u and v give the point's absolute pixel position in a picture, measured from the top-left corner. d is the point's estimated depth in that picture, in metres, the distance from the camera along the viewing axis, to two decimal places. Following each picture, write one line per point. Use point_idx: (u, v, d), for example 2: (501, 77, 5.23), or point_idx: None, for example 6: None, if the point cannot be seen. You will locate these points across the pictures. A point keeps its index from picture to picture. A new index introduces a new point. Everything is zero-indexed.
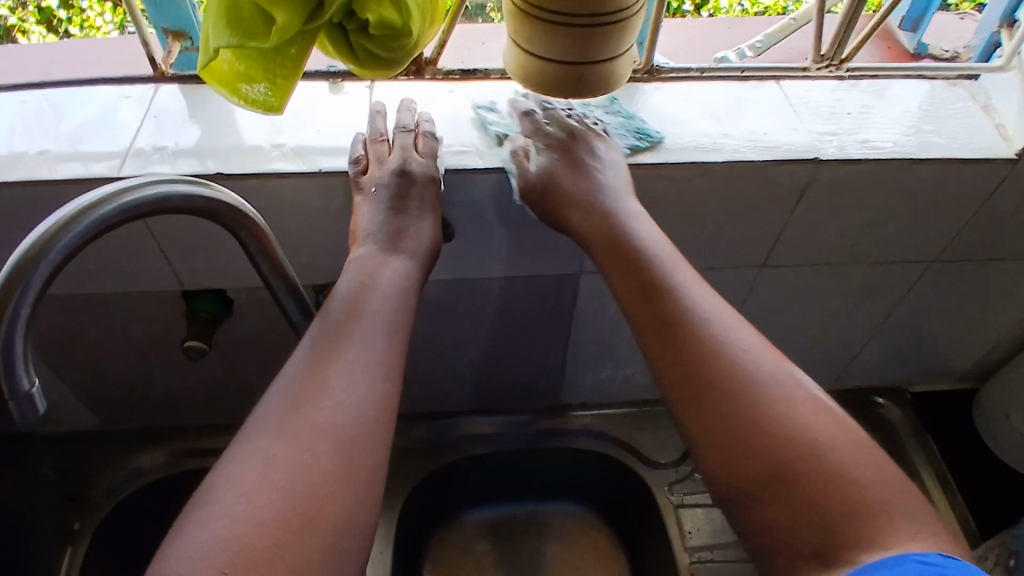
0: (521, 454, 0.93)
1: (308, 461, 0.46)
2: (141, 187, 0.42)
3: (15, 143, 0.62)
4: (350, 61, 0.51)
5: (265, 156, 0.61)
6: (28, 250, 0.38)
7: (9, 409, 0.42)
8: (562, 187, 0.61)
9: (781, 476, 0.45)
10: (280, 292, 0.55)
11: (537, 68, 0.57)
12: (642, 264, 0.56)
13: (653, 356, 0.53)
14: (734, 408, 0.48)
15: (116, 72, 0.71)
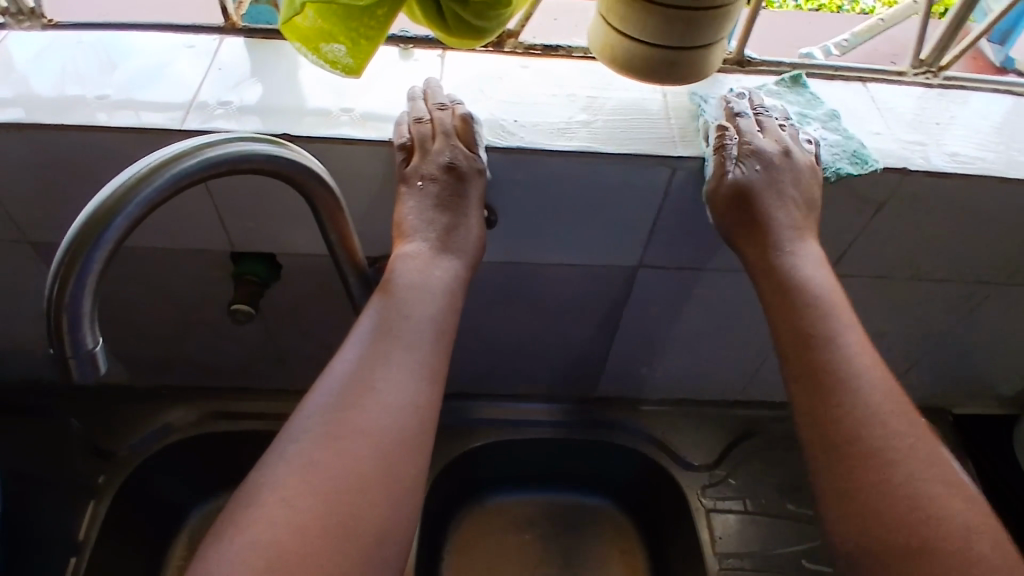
0: (551, 444, 0.91)
1: (346, 466, 0.44)
2: (226, 144, 0.40)
3: (73, 86, 0.59)
4: (439, 29, 0.48)
5: (332, 120, 0.59)
6: (107, 200, 0.36)
7: (68, 369, 0.40)
8: (756, 199, 0.58)
9: (902, 527, 0.46)
10: (346, 269, 0.53)
11: (626, 50, 0.54)
12: (803, 313, 0.55)
13: (793, 389, 0.55)
14: (858, 452, 0.50)
15: (178, 18, 0.68)
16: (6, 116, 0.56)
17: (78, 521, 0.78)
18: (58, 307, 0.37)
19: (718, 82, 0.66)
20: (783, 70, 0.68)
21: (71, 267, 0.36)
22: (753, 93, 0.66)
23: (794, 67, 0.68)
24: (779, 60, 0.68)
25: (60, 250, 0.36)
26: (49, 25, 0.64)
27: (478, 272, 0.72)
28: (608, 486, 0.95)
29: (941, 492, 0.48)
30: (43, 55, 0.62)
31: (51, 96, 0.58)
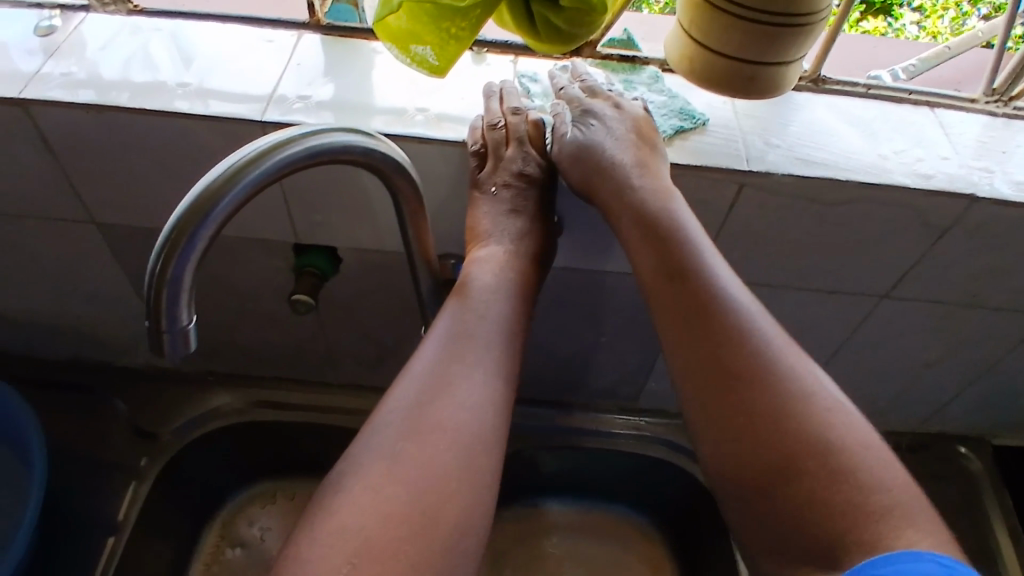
0: (589, 453, 0.91)
1: (429, 457, 0.45)
2: (326, 133, 0.41)
3: (156, 72, 0.60)
4: (528, 34, 0.49)
5: (408, 120, 0.60)
6: (217, 179, 0.37)
7: (159, 346, 0.40)
8: (602, 153, 0.58)
9: (800, 451, 0.47)
10: (419, 265, 0.53)
11: (706, 61, 0.54)
12: (671, 247, 0.54)
13: (646, 281, 0.55)
14: (746, 398, 0.50)
15: (258, 10, 0.69)
16: (92, 99, 0.58)
17: (121, 502, 0.79)
18: (160, 280, 0.37)
19: (790, 100, 0.66)
20: (858, 91, 0.68)
21: (176, 241, 0.37)
22: (822, 110, 0.66)
23: (868, 88, 0.68)
24: (853, 82, 0.68)
25: (167, 226, 0.37)
26: (138, 11, 0.65)
27: None
28: (645, 500, 0.94)
29: (853, 439, 0.48)
30: (126, 40, 0.63)
31: (134, 81, 0.59)
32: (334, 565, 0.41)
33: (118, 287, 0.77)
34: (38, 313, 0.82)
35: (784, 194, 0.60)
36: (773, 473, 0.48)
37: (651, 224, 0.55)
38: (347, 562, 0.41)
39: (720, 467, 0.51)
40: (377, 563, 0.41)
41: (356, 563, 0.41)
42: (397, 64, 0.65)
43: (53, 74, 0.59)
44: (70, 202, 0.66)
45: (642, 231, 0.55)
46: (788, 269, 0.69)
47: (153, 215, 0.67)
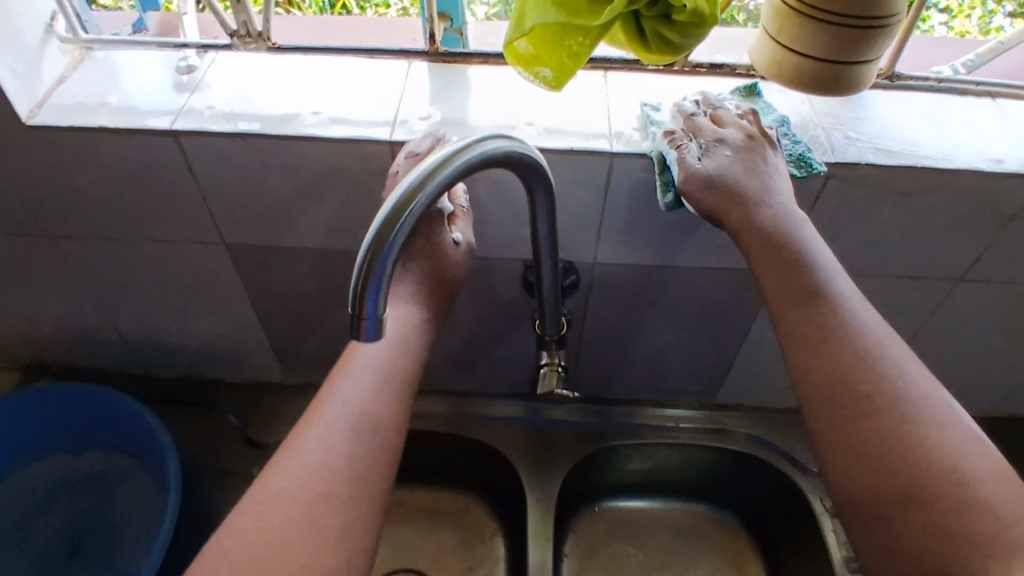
0: (679, 449, 0.94)
1: (286, 530, 0.43)
2: (492, 141, 0.46)
3: (290, 103, 0.67)
4: (641, 47, 0.54)
5: (520, 134, 0.66)
6: (425, 174, 0.42)
7: (356, 330, 0.44)
8: (731, 183, 0.58)
9: (910, 474, 0.48)
10: (545, 255, 0.58)
11: (795, 65, 0.60)
12: (801, 268, 0.56)
13: (771, 299, 0.57)
14: (879, 421, 0.50)
15: (370, 42, 0.75)
16: (242, 129, 0.65)
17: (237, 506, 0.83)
18: (369, 264, 0.42)
19: (865, 99, 0.72)
20: (932, 85, 0.73)
21: (387, 227, 0.41)
22: (894, 105, 0.71)
23: (940, 83, 0.73)
24: (927, 75, 0.73)
25: (374, 222, 0.42)
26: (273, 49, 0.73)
27: (624, 273, 0.77)
28: (728, 496, 0.97)
29: (977, 470, 0.47)
30: (260, 75, 0.70)
31: (272, 111, 0.66)
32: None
33: (238, 304, 0.83)
34: (158, 332, 0.88)
35: (865, 183, 0.66)
36: (893, 499, 0.48)
37: (785, 253, 0.57)
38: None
39: (848, 495, 0.50)
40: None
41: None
42: (501, 85, 0.71)
43: (200, 108, 0.66)
44: (206, 224, 0.73)
45: (773, 261, 0.56)
46: (867, 255, 0.73)
47: (281, 232, 0.74)
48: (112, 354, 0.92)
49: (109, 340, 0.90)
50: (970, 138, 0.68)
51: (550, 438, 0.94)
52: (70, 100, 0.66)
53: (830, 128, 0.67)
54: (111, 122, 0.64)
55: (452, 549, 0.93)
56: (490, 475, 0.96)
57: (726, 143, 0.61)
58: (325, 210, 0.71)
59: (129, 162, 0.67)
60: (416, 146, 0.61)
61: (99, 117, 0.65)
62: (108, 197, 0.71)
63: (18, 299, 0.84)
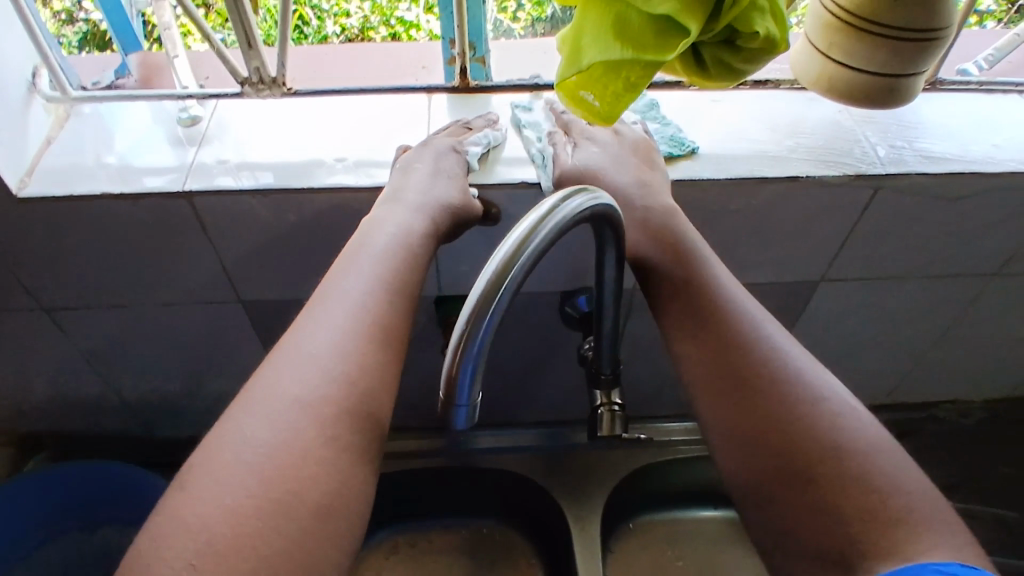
0: (719, 461, 0.92)
1: (292, 436, 0.38)
2: (575, 198, 0.42)
3: (310, 150, 0.62)
4: (700, 75, 0.51)
5: (561, 165, 0.62)
6: (514, 248, 0.39)
7: (448, 416, 0.42)
8: (596, 180, 0.60)
9: (794, 450, 0.42)
10: (609, 285, 0.53)
11: (847, 79, 0.58)
12: (678, 255, 0.54)
13: (653, 285, 0.54)
14: (753, 395, 0.45)
15: (388, 77, 0.71)
16: (259, 183, 0.59)
17: None
18: (459, 351, 0.39)
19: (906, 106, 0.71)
20: (974, 88, 0.73)
21: (479, 312, 0.39)
22: (933, 110, 0.72)
23: (982, 85, 0.73)
24: (967, 78, 0.73)
25: (466, 304, 0.39)
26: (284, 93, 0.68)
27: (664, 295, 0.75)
28: None
29: (868, 439, 0.42)
30: (273, 124, 0.65)
31: (291, 160, 0.61)
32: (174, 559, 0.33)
33: (255, 361, 0.78)
34: (167, 397, 0.83)
35: (914, 193, 0.64)
36: (771, 477, 0.42)
37: (676, 245, 0.55)
38: (188, 559, 0.33)
39: (731, 472, 0.44)
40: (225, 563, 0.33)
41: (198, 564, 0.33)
42: (530, 114, 0.68)
43: (211, 163, 0.61)
44: (222, 285, 0.68)
45: (653, 251, 0.55)
46: (908, 258, 0.72)
47: (303, 286, 0.69)
48: (116, 423, 0.86)
49: (112, 408, 0.84)
50: (1008, 138, 0.68)
51: (580, 460, 0.91)
52: (63, 165, 0.61)
53: (873, 138, 0.66)
54: (115, 188, 0.59)
55: None
56: (526, 504, 0.92)
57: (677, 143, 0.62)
58: None
59: (136, 228, 0.61)
60: (470, 121, 0.64)
61: (101, 183, 0.59)
62: (112, 264, 0.65)
63: (9, 376, 0.77)
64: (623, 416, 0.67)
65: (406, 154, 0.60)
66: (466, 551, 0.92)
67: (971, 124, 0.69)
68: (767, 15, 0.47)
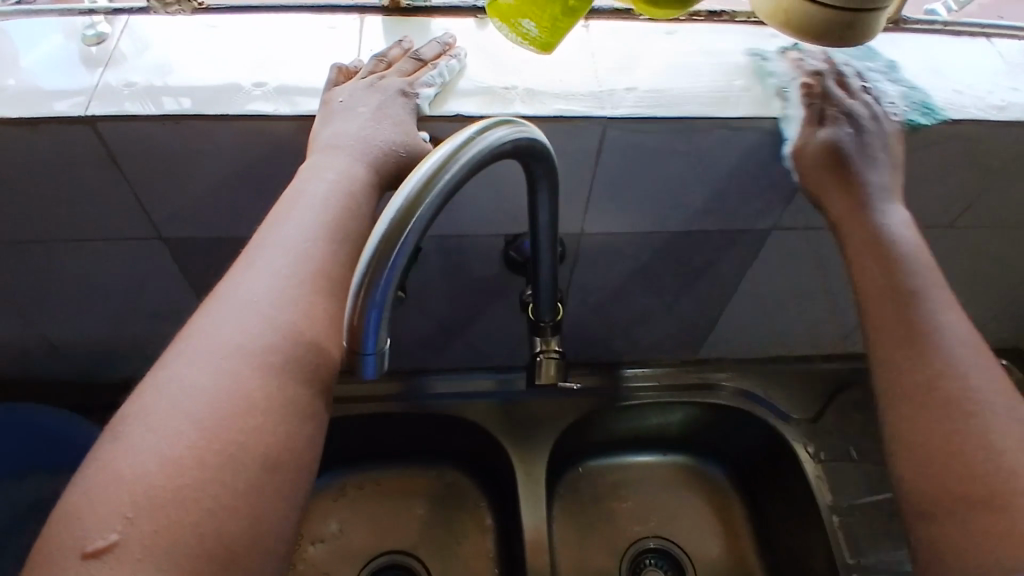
0: (666, 409, 0.91)
1: (238, 387, 0.36)
2: (494, 132, 0.40)
3: (227, 73, 0.57)
4: None
5: (500, 99, 0.58)
6: (427, 175, 0.37)
7: (355, 367, 0.39)
8: (845, 163, 0.57)
9: (954, 470, 0.44)
10: (541, 232, 0.51)
11: (802, 13, 0.54)
12: (892, 261, 0.54)
13: (861, 298, 0.54)
14: (940, 418, 0.46)
15: None
16: (168, 109, 0.54)
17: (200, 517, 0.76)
18: (360, 294, 0.37)
19: (869, 47, 0.68)
20: (939, 29, 0.71)
21: (386, 248, 0.36)
22: (896, 51, 0.68)
23: (947, 26, 0.71)
24: (933, 20, 0.71)
25: (370, 244, 0.36)
26: (204, 9, 0.63)
27: (610, 241, 0.73)
28: (719, 448, 0.94)
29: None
30: (190, 42, 0.60)
31: (205, 84, 0.56)
32: (107, 517, 0.30)
33: (185, 300, 0.74)
34: (95, 338, 0.79)
35: None
36: (949, 499, 0.43)
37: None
38: (122, 514, 0.30)
39: (912, 489, 0.45)
40: (164, 516, 0.31)
41: (134, 518, 0.30)
42: (472, 37, 0.63)
43: (117, 86, 0.56)
44: (139, 221, 0.63)
45: (872, 260, 0.54)
46: None
47: (227, 225, 0.64)
48: (41, 363, 0.82)
49: (35, 349, 0.80)
50: (971, 85, 0.65)
51: (530, 411, 0.90)
52: None
53: (833, 79, 0.63)
54: (10, 113, 0.54)
55: (436, 527, 0.89)
56: (473, 450, 0.92)
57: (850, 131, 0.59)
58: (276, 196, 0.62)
59: (37, 157, 0.57)
60: (423, 52, 0.59)
61: None
62: (13, 196, 0.60)
63: None
64: (563, 364, 0.66)
65: (346, 94, 0.54)
66: (410, 496, 0.91)
67: (933, 68, 0.66)
68: None
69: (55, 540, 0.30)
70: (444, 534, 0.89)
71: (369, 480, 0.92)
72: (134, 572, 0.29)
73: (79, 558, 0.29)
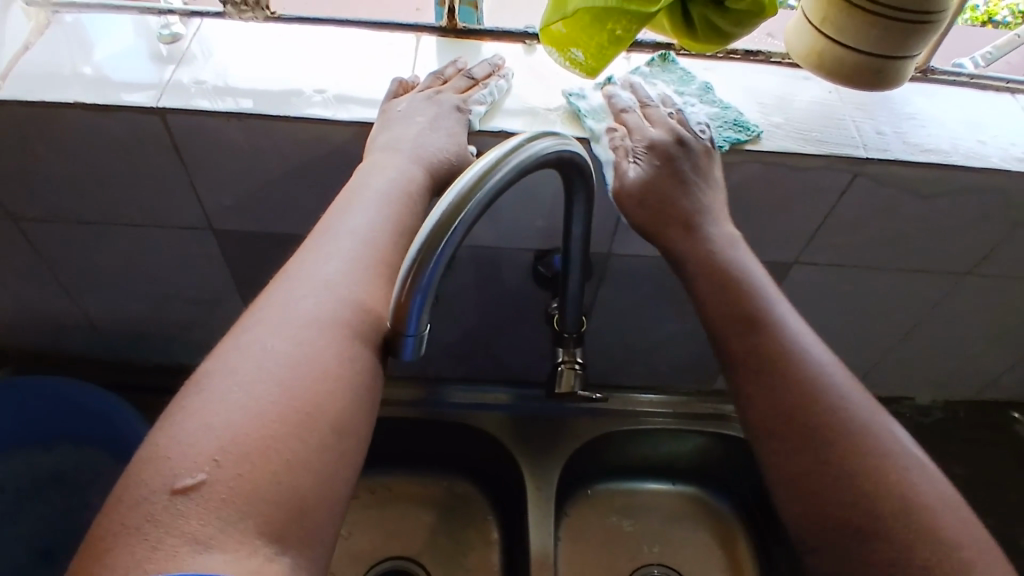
0: (677, 435, 0.93)
1: (312, 354, 0.39)
2: (542, 141, 0.43)
3: (290, 78, 0.61)
4: (687, 37, 0.50)
5: (543, 119, 0.62)
6: (478, 177, 0.39)
7: (395, 347, 0.43)
8: (668, 196, 0.54)
9: (871, 506, 0.41)
10: (574, 243, 0.54)
11: (835, 56, 0.57)
12: (739, 285, 0.50)
13: (709, 318, 0.50)
14: (827, 443, 0.43)
15: (377, 12, 0.70)
16: (234, 107, 0.58)
17: None
18: (406, 282, 0.40)
19: (898, 94, 0.71)
20: (965, 82, 0.74)
21: (433, 242, 0.39)
22: (923, 99, 0.71)
23: (974, 80, 0.74)
24: (961, 73, 0.74)
25: (418, 237, 0.39)
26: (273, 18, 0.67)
27: (636, 264, 0.76)
28: (728, 482, 0.95)
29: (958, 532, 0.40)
30: (256, 47, 0.64)
31: (269, 87, 0.60)
32: (195, 459, 0.32)
33: (225, 291, 0.77)
34: (136, 322, 0.82)
35: (893, 181, 0.64)
36: (853, 530, 0.41)
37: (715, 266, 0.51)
38: (211, 455, 0.33)
39: (800, 522, 0.43)
40: (249, 463, 0.33)
41: (222, 461, 0.33)
42: (517, 61, 0.67)
43: (187, 83, 0.60)
44: (191, 209, 0.67)
45: (720, 282, 0.51)
46: (882, 250, 0.72)
47: (274, 221, 0.68)
48: (80, 342, 0.86)
49: (76, 327, 0.84)
50: (994, 136, 0.67)
51: (547, 425, 0.92)
52: (33, 70, 0.60)
53: (861, 122, 0.66)
54: (88, 100, 0.58)
55: (443, 535, 0.90)
56: (485, 461, 0.93)
57: (659, 153, 0.56)
58: (324, 197, 0.65)
59: (107, 143, 0.61)
60: (475, 72, 0.62)
61: (71, 91, 0.58)
62: (78, 177, 0.64)
63: None
64: (583, 376, 0.67)
65: (405, 104, 0.58)
66: (420, 503, 0.93)
67: (958, 118, 0.69)
68: None
69: (141, 478, 0.32)
70: (451, 542, 0.89)
71: (381, 483, 0.94)
72: (220, 511, 0.31)
73: (168, 494, 0.31)
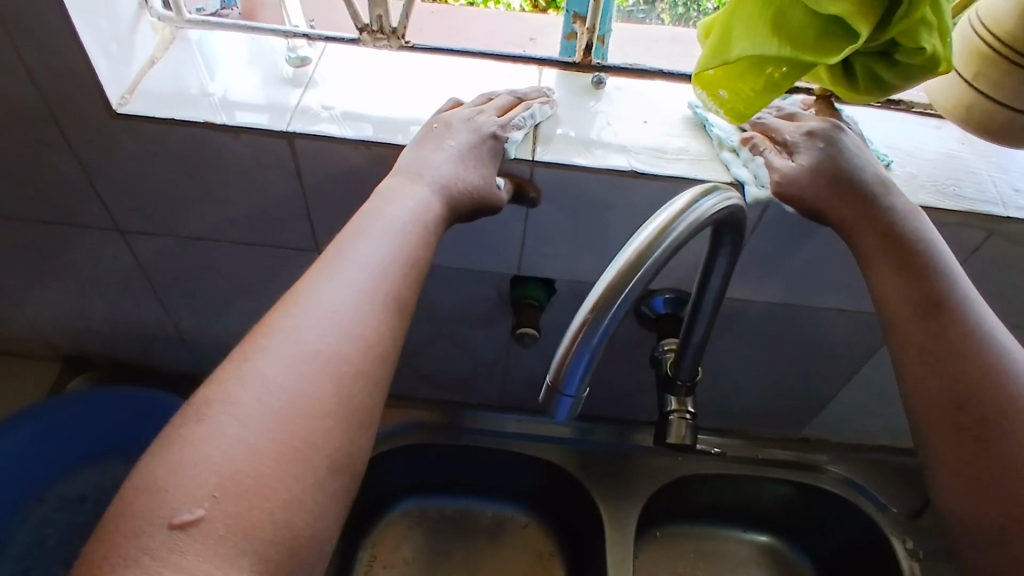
0: (761, 483, 0.88)
1: (314, 391, 0.37)
2: (706, 200, 0.41)
3: (417, 108, 0.61)
4: (848, 87, 0.48)
5: (670, 160, 0.60)
6: (651, 237, 0.38)
7: (548, 402, 0.42)
8: (837, 142, 0.56)
9: (982, 398, 0.45)
10: (712, 290, 0.51)
11: (986, 112, 0.55)
12: (875, 202, 0.53)
13: (838, 219, 0.54)
14: (956, 339, 0.46)
15: (502, 45, 0.69)
16: (361, 134, 0.58)
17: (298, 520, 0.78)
18: (574, 342, 0.39)
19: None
20: None
21: (608, 303, 0.38)
22: None
23: None
24: None
25: (593, 293, 0.38)
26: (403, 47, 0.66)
27: (742, 308, 0.74)
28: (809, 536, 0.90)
29: None
30: (385, 76, 0.64)
31: (396, 116, 0.60)
32: (194, 492, 0.32)
33: None
34: (227, 337, 0.82)
35: None
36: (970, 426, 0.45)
37: (851, 181, 0.54)
38: (209, 492, 0.32)
39: (917, 410, 0.47)
40: (244, 500, 0.32)
41: (219, 497, 0.32)
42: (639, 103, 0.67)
43: (317, 109, 0.60)
44: (303, 232, 0.67)
45: (863, 201, 0.53)
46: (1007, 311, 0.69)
47: None
48: (169, 352, 0.87)
49: (166, 338, 0.84)
50: None
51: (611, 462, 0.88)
52: (163, 87, 0.60)
53: (998, 178, 0.63)
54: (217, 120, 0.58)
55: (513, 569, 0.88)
56: (557, 499, 0.90)
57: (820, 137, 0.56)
58: None
59: (230, 163, 0.61)
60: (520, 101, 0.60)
61: (201, 111, 0.58)
62: (194, 194, 0.64)
63: (81, 293, 0.78)
64: (693, 426, 0.66)
65: (443, 125, 0.56)
66: (490, 534, 0.91)
67: None
68: (935, 32, 0.44)
69: (140, 507, 0.32)
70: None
71: (450, 511, 0.93)
72: (213, 553, 0.31)
73: (165, 528, 0.31)
